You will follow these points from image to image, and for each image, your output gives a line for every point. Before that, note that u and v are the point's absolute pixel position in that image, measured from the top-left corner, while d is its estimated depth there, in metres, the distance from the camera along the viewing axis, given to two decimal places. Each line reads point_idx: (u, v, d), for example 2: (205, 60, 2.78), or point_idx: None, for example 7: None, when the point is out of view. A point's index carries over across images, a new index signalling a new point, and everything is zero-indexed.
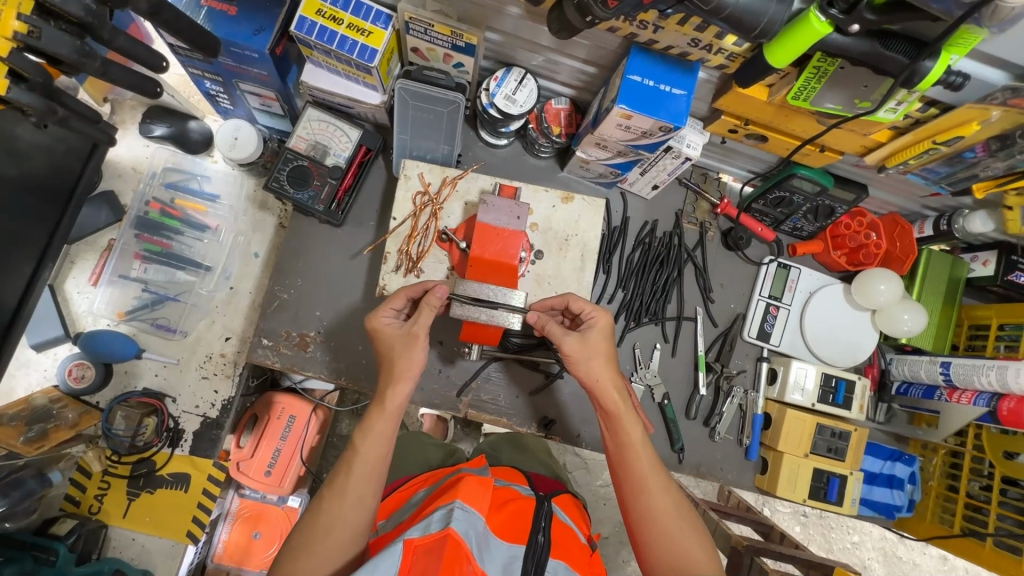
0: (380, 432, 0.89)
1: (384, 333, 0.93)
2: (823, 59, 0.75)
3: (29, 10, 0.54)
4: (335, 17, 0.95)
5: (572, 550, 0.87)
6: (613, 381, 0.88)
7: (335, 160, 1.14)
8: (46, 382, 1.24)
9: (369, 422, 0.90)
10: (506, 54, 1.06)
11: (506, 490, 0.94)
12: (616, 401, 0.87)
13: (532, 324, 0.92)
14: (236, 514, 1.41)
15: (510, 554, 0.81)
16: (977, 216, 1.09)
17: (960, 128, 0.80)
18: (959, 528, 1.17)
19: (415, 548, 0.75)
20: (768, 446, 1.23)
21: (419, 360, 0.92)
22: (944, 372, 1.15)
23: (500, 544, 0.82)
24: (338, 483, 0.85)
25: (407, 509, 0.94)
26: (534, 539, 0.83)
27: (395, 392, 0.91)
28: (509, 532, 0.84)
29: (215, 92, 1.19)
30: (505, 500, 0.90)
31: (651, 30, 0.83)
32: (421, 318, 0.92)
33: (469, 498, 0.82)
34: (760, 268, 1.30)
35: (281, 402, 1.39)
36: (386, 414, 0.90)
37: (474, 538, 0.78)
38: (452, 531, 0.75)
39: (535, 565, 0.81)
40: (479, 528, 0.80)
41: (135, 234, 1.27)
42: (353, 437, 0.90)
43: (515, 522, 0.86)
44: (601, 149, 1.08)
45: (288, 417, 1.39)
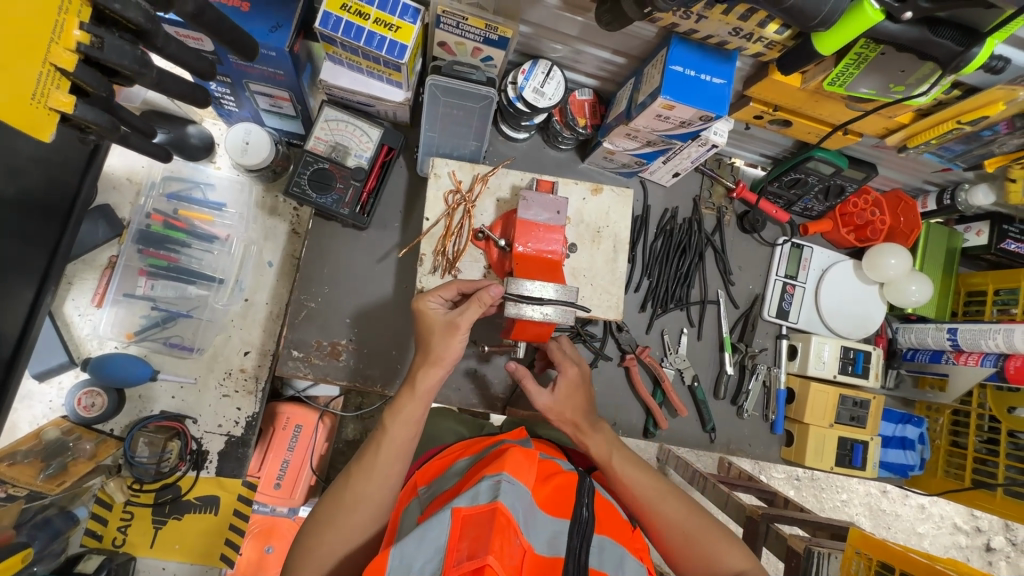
0: (409, 415, 0.88)
1: (432, 333, 0.89)
2: (866, 46, 0.77)
3: (88, 17, 0.53)
4: (361, 11, 0.90)
5: (613, 524, 0.87)
6: (584, 419, 0.97)
7: (357, 161, 1.10)
8: (53, 414, 1.16)
9: (397, 404, 0.89)
10: (533, 45, 1.04)
11: (550, 462, 0.92)
12: (587, 434, 0.97)
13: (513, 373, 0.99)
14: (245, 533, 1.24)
15: (555, 531, 0.80)
16: (979, 189, 1.16)
17: (987, 108, 0.83)
18: (968, 481, 1.26)
19: (464, 517, 0.72)
20: (793, 419, 1.29)
21: (457, 348, 0.89)
22: (951, 338, 1.23)
23: (545, 518, 0.81)
24: (366, 461, 0.87)
25: (450, 478, 0.88)
26: (578, 515, 0.82)
27: (426, 375, 0.89)
28: (553, 506, 0.83)
29: (219, 93, 1.12)
30: (550, 473, 0.89)
31: (694, 20, 0.83)
32: (466, 312, 0.88)
33: (516, 471, 0.80)
34: (775, 249, 1.34)
35: (285, 412, 1.28)
36: (417, 397, 0.89)
37: (522, 512, 0.76)
38: (500, 504, 0.73)
39: (580, 540, 0.79)
40: (526, 500, 0.79)
41: (137, 249, 1.19)
42: (382, 416, 0.90)
43: (560, 497, 0.85)
44: (630, 139, 1.08)
45: (293, 427, 1.27)
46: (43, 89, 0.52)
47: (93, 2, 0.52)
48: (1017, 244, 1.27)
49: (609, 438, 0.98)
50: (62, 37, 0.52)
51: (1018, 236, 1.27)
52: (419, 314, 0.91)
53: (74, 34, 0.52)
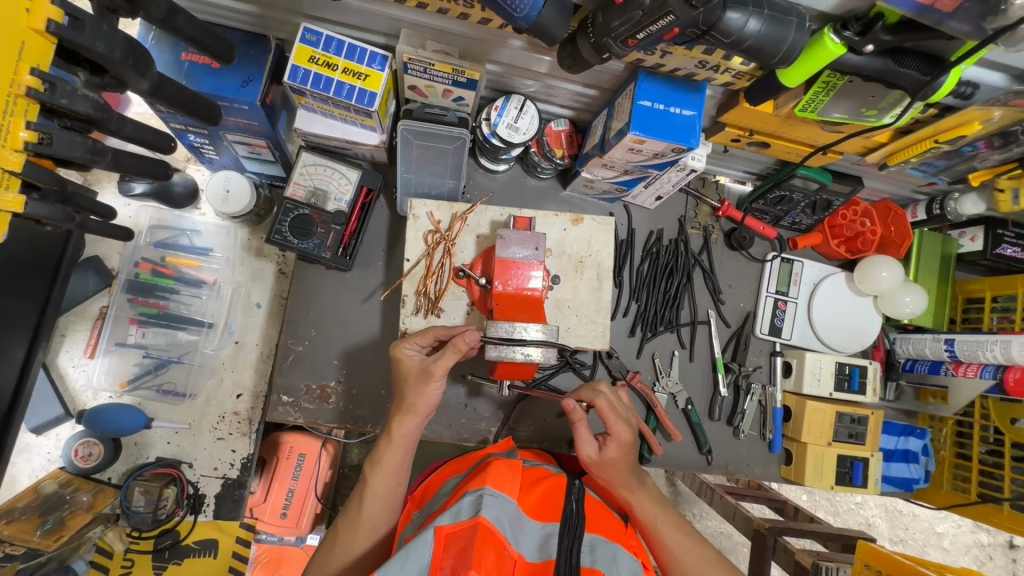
0: (394, 466, 0.88)
1: (408, 382, 0.90)
2: (833, 75, 0.76)
3: (36, 115, 0.54)
4: (328, 62, 0.90)
5: (605, 522, 0.85)
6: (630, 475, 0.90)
7: (337, 204, 1.10)
8: (51, 465, 1.18)
9: (376, 455, 0.89)
10: (504, 82, 1.04)
11: (536, 470, 0.93)
12: (634, 490, 0.91)
13: (568, 411, 0.86)
14: (255, 562, 1.30)
15: (545, 534, 0.79)
16: (968, 199, 1.13)
17: (963, 128, 0.81)
18: (974, 494, 1.22)
19: (448, 534, 0.72)
20: (791, 438, 1.27)
21: (431, 396, 0.89)
22: (948, 348, 1.20)
23: (534, 525, 0.80)
24: (351, 515, 0.87)
25: (440, 497, 0.87)
26: (567, 515, 0.81)
27: (402, 424, 0.89)
28: (542, 512, 0.83)
29: (199, 143, 1.12)
30: (535, 481, 0.89)
31: (659, 55, 0.82)
32: (443, 360, 0.87)
33: (499, 484, 0.80)
34: (764, 265, 1.32)
35: (289, 442, 1.28)
36: (398, 448, 0.88)
37: (508, 523, 0.76)
38: (482, 519, 0.73)
39: (571, 540, 0.78)
40: (512, 512, 0.78)
41: (128, 298, 1.21)
42: (363, 470, 0.89)
43: (548, 502, 0.85)
44: (608, 169, 1.07)
45: (297, 457, 1.28)
46: None
47: (39, 100, 0.54)
48: (1014, 249, 1.25)
49: (654, 500, 0.92)
50: (9, 137, 0.52)
51: (1013, 241, 1.25)
52: (396, 361, 0.91)
53: (20, 135, 0.53)
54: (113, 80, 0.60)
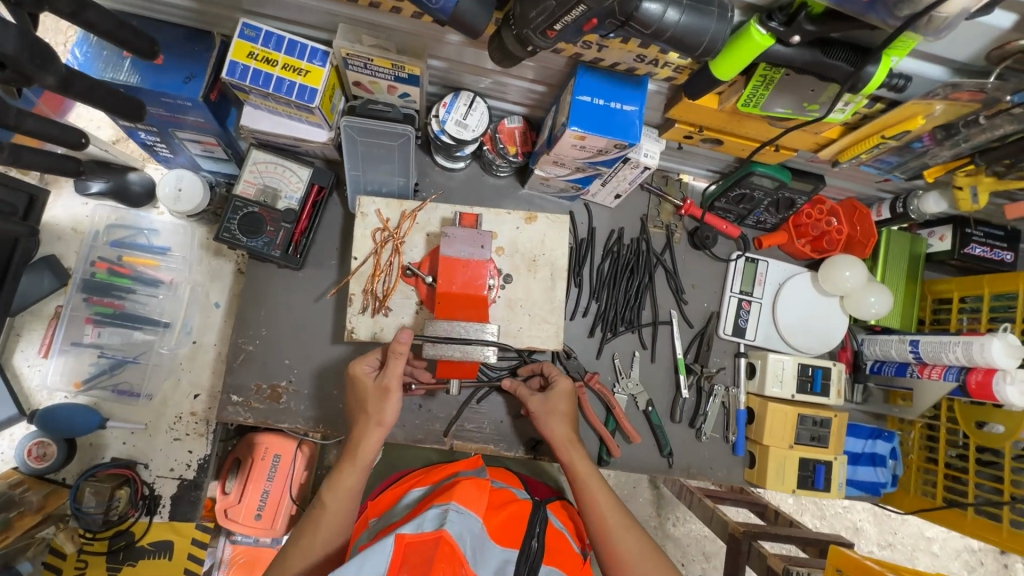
0: (349, 486, 0.88)
1: (367, 400, 0.91)
2: (769, 68, 0.75)
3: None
4: (268, 58, 0.90)
5: (563, 554, 0.91)
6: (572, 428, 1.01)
7: (287, 202, 1.09)
8: (5, 466, 1.18)
9: (336, 475, 0.88)
10: (453, 78, 1.03)
11: (503, 493, 0.97)
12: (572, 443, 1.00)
13: (506, 387, 1.08)
14: (230, 563, 1.27)
15: (504, 559, 0.83)
16: (930, 197, 1.11)
17: (907, 123, 0.80)
18: (941, 499, 1.19)
19: (408, 544, 0.73)
20: (753, 441, 1.25)
21: (394, 410, 0.90)
22: (913, 350, 1.18)
23: (495, 548, 0.84)
24: (303, 542, 0.84)
25: (400, 509, 0.92)
26: (528, 545, 0.86)
27: (366, 444, 0.90)
28: (503, 536, 0.86)
29: (152, 142, 1.12)
30: (501, 504, 0.93)
31: (596, 49, 0.81)
32: (389, 369, 0.90)
33: (464, 501, 0.82)
34: (728, 265, 1.30)
35: (262, 442, 1.24)
36: (358, 467, 0.88)
37: (470, 542, 0.78)
38: (446, 532, 0.74)
39: (529, 570, 0.83)
40: (474, 531, 0.80)
41: (83, 297, 1.20)
42: (319, 490, 0.88)
43: (510, 527, 0.89)
44: (559, 166, 1.06)
45: (271, 458, 1.24)
46: None
47: None
48: (981, 248, 1.22)
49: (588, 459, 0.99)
50: None
51: (981, 240, 1.23)
52: (352, 378, 0.94)
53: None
54: (15, 74, 0.59)
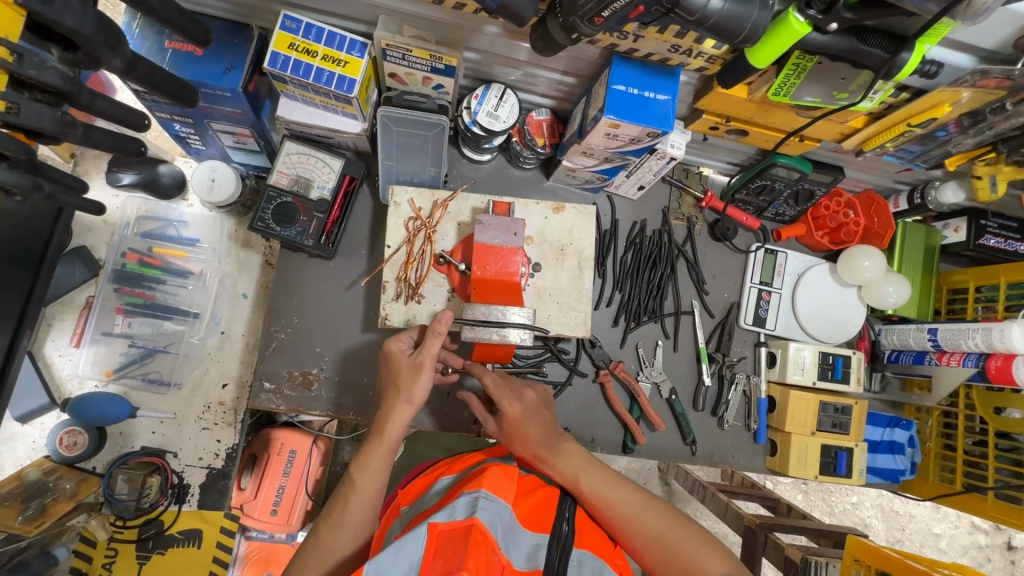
0: (377, 466, 0.86)
1: (400, 373, 0.91)
2: (802, 56, 0.77)
3: (5, 86, 0.54)
4: (308, 49, 0.92)
5: (593, 537, 0.84)
6: (542, 446, 0.90)
7: (320, 192, 1.11)
8: (36, 454, 1.19)
9: (365, 455, 0.87)
10: (484, 71, 1.06)
11: (532, 477, 0.90)
12: (551, 459, 0.89)
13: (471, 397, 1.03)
14: (243, 559, 1.31)
15: (535, 544, 0.77)
16: (948, 187, 1.15)
17: (934, 110, 0.83)
18: (960, 485, 1.21)
19: (439, 533, 0.70)
20: (775, 429, 1.27)
21: (424, 389, 0.90)
22: (931, 338, 1.20)
23: (526, 533, 0.78)
24: (334, 518, 0.83)
25: (431, 496, 0.86)
26: (558, 529, 0.79)
27: (393, 423, 0.89)
28: (534, 521, 0.80)
29: (185, 134, 1.14)
30: (531, 488, 0.87)
31: (632, 39, 0.83)
32: (426, 347, 0.90)
33: (494, 488, 0.78)
34: (748, 256, 1.33)
35: (279, 438, 1.30)
36: (385, 445, 0.87)
37: (500, 529, 0.74)
38: (476, 521, 0.70)
39: (560, 554, 0.76)
40: (504, 517, 0.76)
41: (114, 288, 1.21)
42: (348, 469, 0.87)
43: (541, 512, 0.82)
44: (587, 157, 1.09)
45: (288, 453, 1.30)
46: None
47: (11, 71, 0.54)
48: (996, 239, 1.25)
49: (575, 460, 0.90)
50: None
51: (995, 231, 1.25)
52: (387, 355, 0.93)
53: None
54: (86, 56, 0.60)
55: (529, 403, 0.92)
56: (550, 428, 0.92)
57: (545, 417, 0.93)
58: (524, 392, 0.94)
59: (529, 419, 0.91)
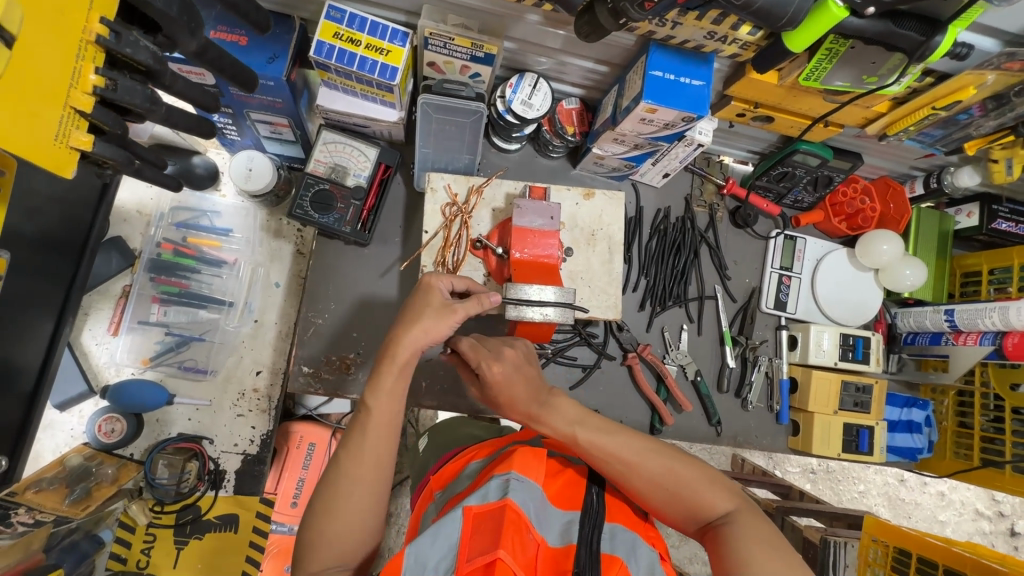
0: (392, 388, 0.81)
1: (426, 310, 0.83)
2: (836, 41, 0.80)
3: (102, 63, 0.58)
4: (352, 38, 0.94)
5: (624, 512, 0.83)
6: (532, 405, 0.87)
7: (356, 180, 1.14)
8: (75, 441, 1.20)
9: (377, 378, 0.81)
10: (519, 60, 1.09)
11: (559, 459, 0.91)
12: (543, 416, 0.86)
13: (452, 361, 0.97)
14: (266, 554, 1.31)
15: (568, 521, 0.78)
16: (963, 171, 1.19)
17: (959, 92, 0.86)
18: (977, 460, 1.26)
19: (475, 515, 0.72)
20: (798, 409, 1.30)
21: (447, 332, 0.83)
22: (948, 319, 1.24)
23: (557, 512, 0.79)
24: (352, 444, 0.79)
25: (462, 480, 0.87)
26: (588, 505, 0.80)
27: (404, 345, 0.81)
28: (564, 500, 0.81)
29: (222, 124, 1.16)
30: (558, 470, 0.88)
31: (670, 27, 0.86)
32: (468, 306, 0.85)
33: (524, 469, 0.79)
34: (768, 242, 1.36)
35: (299, 431, 1.35)
36: (397, 365, 0.80)
37: (533, 508, 0.75)
38: (510, 502, 0.73)
39: (592, 528, 0.76)
40: (537, 498, 0.77)
41: (150, 277, 1.24)
42: (362, 395, 0.81)
43: (570, 492, 0.83)
44: (618, 144, 1.12)
45: (308, 446, 1.35)
46: (64, 130, 0.57)
47: (106, 49, 0.58)
48: (1008, 223, 1.29)
49: (568, 414, 0.85)
50: (79, 81, 0.57)
51: (1007, 216, 1.29)
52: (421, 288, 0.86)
53: (90, 79, 0.57)
54: (164, 38, 0.63)
55: (511, 360, 0.88)
56: (536, 385, 0.89)
57: (529, 372, 0.89)
58: (504, 351, 0.89)
59: (514, 378, 0.87)
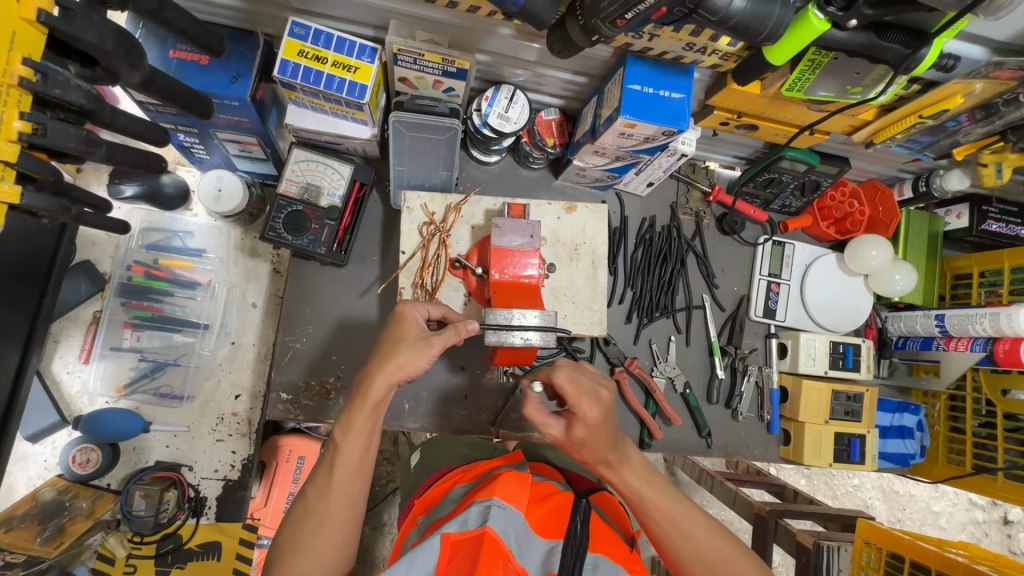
0: (362, 426, 0.80)
1: (403, 343, 0.81)
2: (818, 52, 0.77)
3: (29, 106, 0.56)
4: (318, 56, 0.90)
5: (608, 541, 0.80)
6: (611, 455, 0.77)
7: (330, 200, 1.09)
8: (48, 473, 1.17)
9: (348, 416, 0.80)
10: (494, 72, 1.05)
11: (545, 484, 0.88)
12: (617, 466, 0.78)
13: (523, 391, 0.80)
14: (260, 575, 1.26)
15: (549, 549, 0.76)
16: (953, 175, 1.16)
17: (946, 102, 0.84)
18: (969, 466, 1.24)
19: (454, 542, 0.70)
20: (788, 418, 1.28)
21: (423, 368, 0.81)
22: (939, 324, 1.22)
23: (539, 540, 0.76)
24: (320, 483, 0.80)
25: (445, 505, 0.84)
26: (572, 533, 0.77)
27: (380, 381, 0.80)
28: (548, 528, 0.79)
29: (189, 143, 1.12)
30: (545, 495, 0.84)
31: (647, 39, 0.83)
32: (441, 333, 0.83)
33: (507, 495, 0.76)
34: (756, 249, 1.34)
35: (286, 445, 1.30)
36: (369, 406, 0.79)
37: (514, 537, 0.73)
38: (489, 529, 0.70)
39: (574, 558, 0.74)
40: (518, 525, 0.75)
41: (121, 302, 1.20)
42: (331, 431, 0.81)
43: (555, 519, 0.80)
44: (599, 156, 1.08)
45: (296, 459, 1.29)
46: None
47: (33, 91, 0.55)
48: (998, 224, 1.27)
49: (638, 470, 0.80)
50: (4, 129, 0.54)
51: (998, 217, 1.27)
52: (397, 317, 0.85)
53: (14, 125, 0.54)
54: (103, 72, 0.60)
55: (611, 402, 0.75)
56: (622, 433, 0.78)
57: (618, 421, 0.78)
58: (603, 390, 0.76)
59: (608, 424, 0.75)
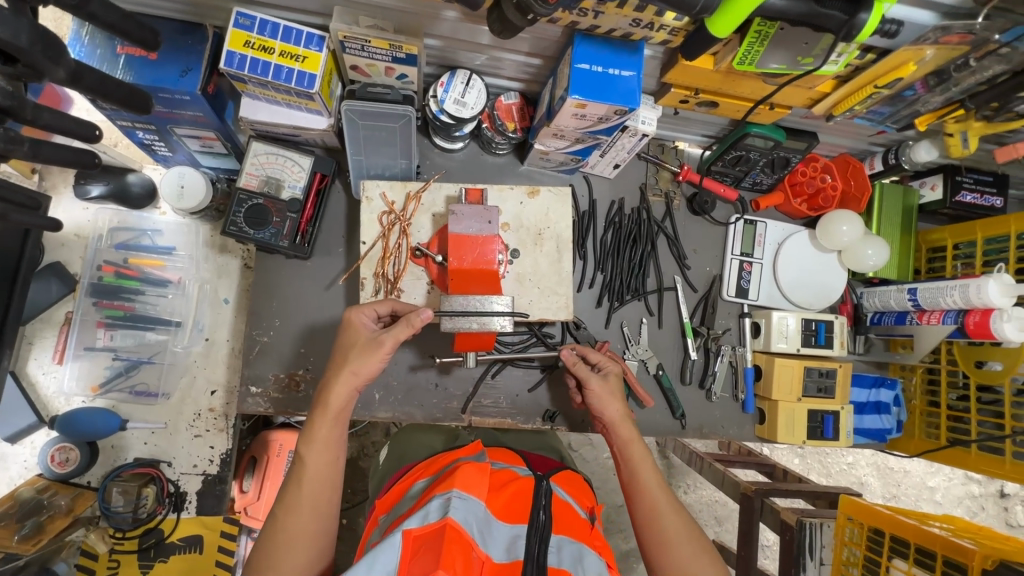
0: (326, 437, 0.83)
1: (353, 348, 0.86)
2: (763, 23, 0.76)
3: None
4: (265, 46, 0.90)
5: (572, 523, 0.81)
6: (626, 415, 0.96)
7: (291, 192, 1.09)
8: (28, 472, 1.20)
9: (311, 429, 0.83)
10: (449, 57, 1.04)
11: (505, 471, 0.88)
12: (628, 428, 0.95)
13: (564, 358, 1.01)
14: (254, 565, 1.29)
15: (513, 535, 0.75)
16: (921, 146, 1.15)
17: (899, 71, 0.83)
18: (945, 439, 1.24)
19: (415, 538, 0.70)
20: (762, 397, 1.28)
21: (377, 366, 0.85)
22: (911, 298, 1.21)
23: (502, 526, 0.76)
24: (289, 498, 0.80)
25: (406, 501, 0.85)
26: (535, 518, 0.77)
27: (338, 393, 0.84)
28: (511, 513, 0.78)
29: (150, 140, 1.12)
30: (505, 482, 0.84)
31: (592, 16, 0.82)
32: (393, 328, 0.85)
33: (467, 485, 0.77)
34: (728, 228, 1.33)
35: (278, 440, 1.30)
36: (330, 416, 0.83)
37: (475, 526, 0.72)
38: (450, 520, 0.70)
39: (539, 543, 0.74)
40: (479, 513, 0.75)
41: (92, 302, 1.20)
42: (297, 446, 0.83)
43: (518, 504, 0.80)
44: (559, 139, 1.08)
45: (287, 453, 1.30)
46: None
47: None
48: (972, 195, 1.25)
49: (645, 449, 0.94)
50: None
51: (971, 187, 1.26)
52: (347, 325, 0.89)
53: None
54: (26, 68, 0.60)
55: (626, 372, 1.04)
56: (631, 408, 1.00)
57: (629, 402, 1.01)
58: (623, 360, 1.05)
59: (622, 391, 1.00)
